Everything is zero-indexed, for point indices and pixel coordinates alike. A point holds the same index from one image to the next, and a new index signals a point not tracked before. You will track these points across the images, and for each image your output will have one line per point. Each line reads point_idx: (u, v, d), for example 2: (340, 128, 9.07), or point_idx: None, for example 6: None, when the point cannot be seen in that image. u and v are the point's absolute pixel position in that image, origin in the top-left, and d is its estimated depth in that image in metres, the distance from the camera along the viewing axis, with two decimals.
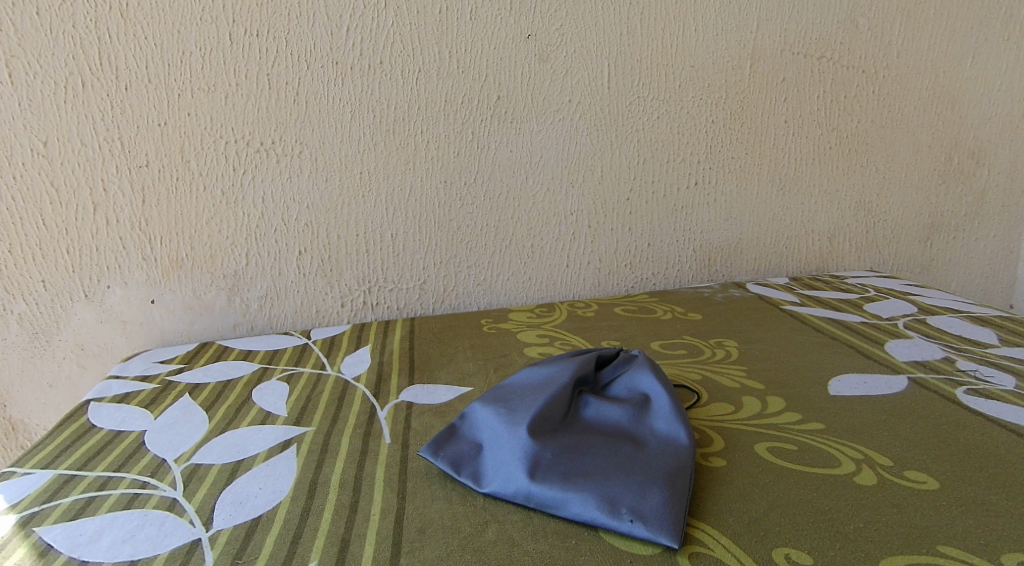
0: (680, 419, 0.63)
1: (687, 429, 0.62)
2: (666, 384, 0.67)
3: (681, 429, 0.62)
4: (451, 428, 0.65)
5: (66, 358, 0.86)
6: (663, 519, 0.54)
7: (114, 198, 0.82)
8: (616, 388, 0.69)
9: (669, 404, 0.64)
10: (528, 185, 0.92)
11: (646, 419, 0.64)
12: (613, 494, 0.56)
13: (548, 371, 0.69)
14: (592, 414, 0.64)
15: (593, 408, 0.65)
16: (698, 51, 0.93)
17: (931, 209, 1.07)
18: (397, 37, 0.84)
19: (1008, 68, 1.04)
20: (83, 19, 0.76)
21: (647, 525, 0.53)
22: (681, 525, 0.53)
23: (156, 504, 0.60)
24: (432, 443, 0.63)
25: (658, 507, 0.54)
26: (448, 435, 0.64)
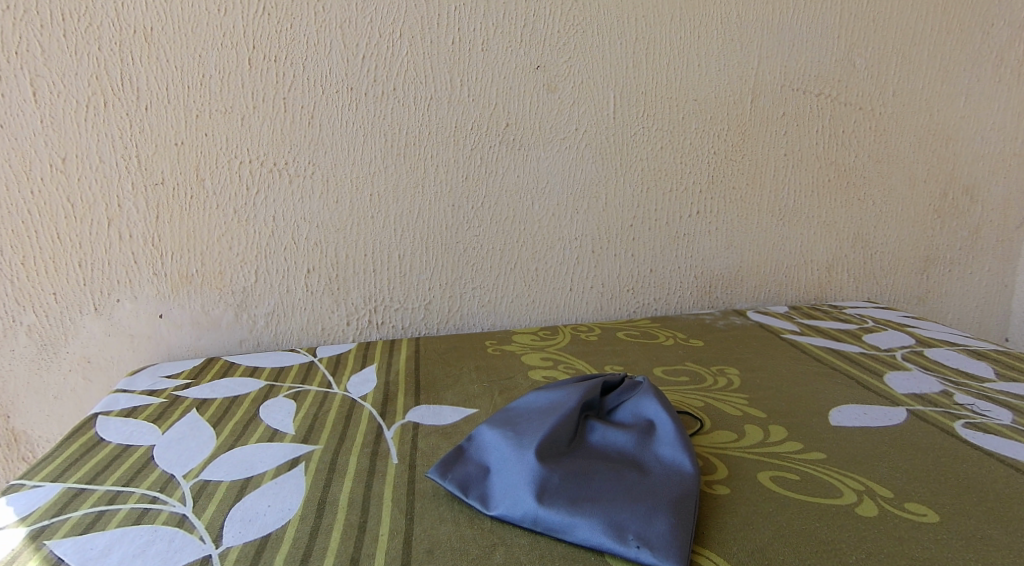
0: (685, 446, 0.64)
1: (691, 457, 0.63)
2: (671, 410, 0.68)
3: (685, 456, 0.63)
4: (458, 449, 0.66)
5: (73, 370, 0.86)
6: (668, 547, 0.55)
7: (129, 214, 0.83)
8: (621, 413, 0.70)
9: (673, 430, 0.65)
10: (535, 210, 0.94)
11: (651, 446, 0.65)
12: (618, 520, 0.57)
13: (554, 395, 0.70)
14: (597, 439, 0.66)
15: (599, 433, 0.66)
16: (702, 86, 0.95)
17: (927, 242, 1.09)
18: (410, 65, 0.86)
19: (1001, 109, 1.07)
20: (108, 42, 0.78)
21: (653, 551, 0.55)
22: (687, 552, 0.55)
23: (166, 520, 0.61)
24: (440, 465, 0.64)
25: (664, 533, 0.56)
26: (456, 457, 0.65)
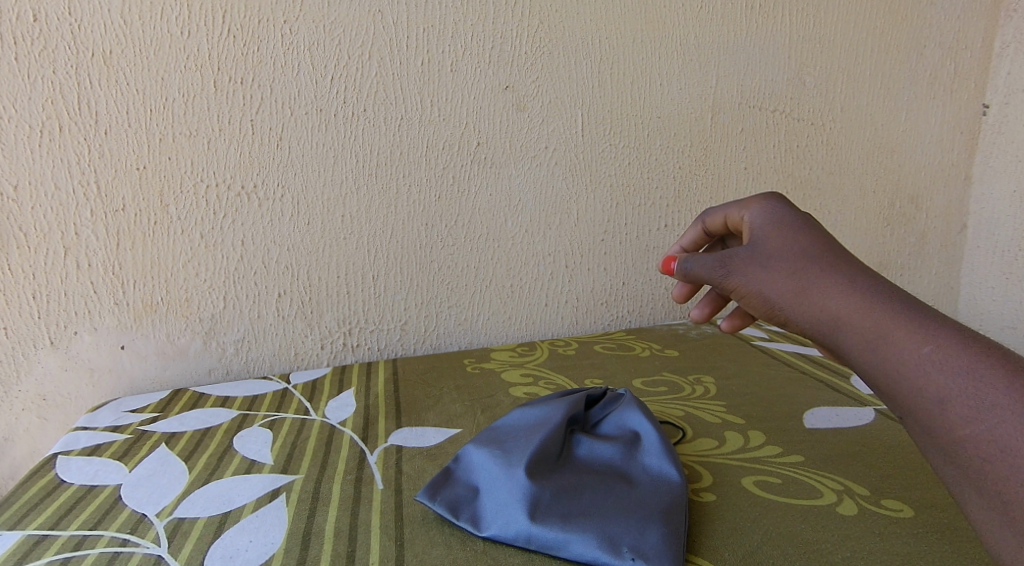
0: (670, 455, 0.65)
1: (676, 464, 0.64)
2: (655, 420, 0.69)
3: (672, 466, 0.63)
4: (446, 471, 0.65)
5: (26, 409, 0.82)
6: (663, 557, 0.55)
7: (87, 243, 0.79)
8: (606, 426, 0.70)
9: (658, 438, 0.66)
10: (508, 228, 0.94)
11: (638, 457, 0.65)
12: (611, 532, 0.57)
13: (539, 410, 0.70)
14: (586, 450, 0.66)
15: (586, 444, 0.66)
16: (664, 104, 0.98)
17: (880, 249, 1.15)
18: (381, 86, 0.85)
19: (937, 123, 1.14)
20: (64, 66, 0.75)
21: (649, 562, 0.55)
22: (681, 560, 0.55)
23: (140, 562, 0.58)
24: (428, 488, 0.63)
25: (659, 544, 0.56)
26: (443, 479, 0.64)
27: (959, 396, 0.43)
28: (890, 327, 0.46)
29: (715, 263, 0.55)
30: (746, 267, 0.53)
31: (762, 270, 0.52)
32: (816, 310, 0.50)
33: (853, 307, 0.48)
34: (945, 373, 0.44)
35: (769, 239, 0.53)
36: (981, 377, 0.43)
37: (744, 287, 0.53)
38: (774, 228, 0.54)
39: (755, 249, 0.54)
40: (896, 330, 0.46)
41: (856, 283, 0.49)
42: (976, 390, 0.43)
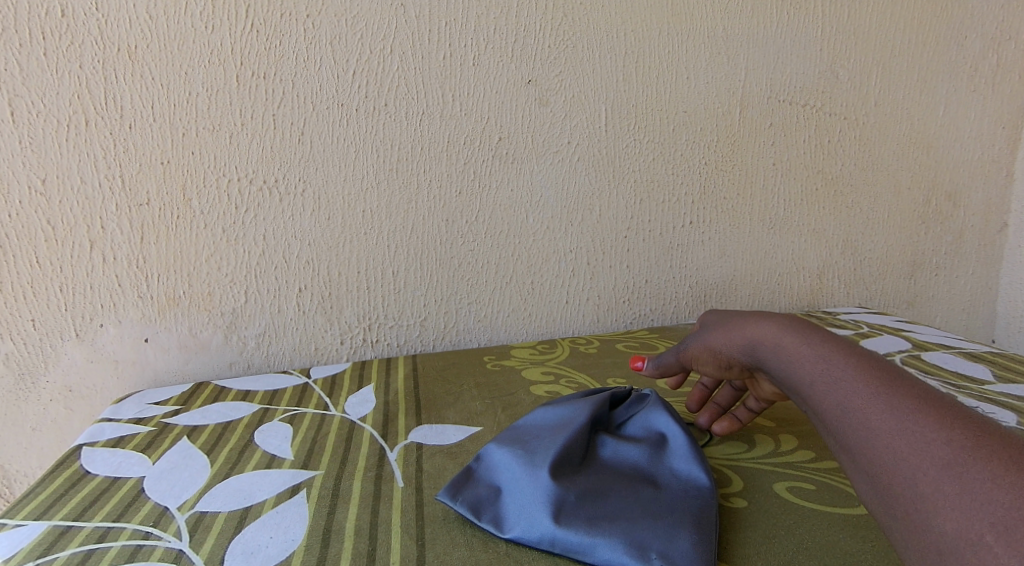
0: (698, 459, 0.63)
1: (704, 464, 0.63)
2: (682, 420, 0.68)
3: (700, 469, 0.62)
4: (467, 471, 0.64)
5: (53, 400, 0.82)
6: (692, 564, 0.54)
7: (112, 236, 0.79)
8: (631, 427, 0.69)
9: (685, 438, 0.65)
10: (530, 224, 0.93)
11: (664, 459, 0.64)
12: (635, 534, 0.56)
13: (563, 409, 0.69)
14: (610, 450, 0.65)
15: (611, 444, 0.65)
16: (691, 98, 0.96)
17: (913, 248, 1.13)
18: (402, 81, 0.84)
19: (975, 118, 1.10)
20: (89, 60, 0.75)
21: None
22: None
23: (162, 556, 0.58)
24: (450, 488, 0.62)
25: (687, 550, 0.55)
26: (465, 479, 0.63)
27: (817, 374, 0.53)
28: (782, 338, 0.58)
29: (677, 345, 0.70)
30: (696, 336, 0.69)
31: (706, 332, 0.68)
32: (740, 341, 0.62)
33: (758, 332, 0.61)
34: (812, 362, 0.54)
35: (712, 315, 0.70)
36: (834, 359, 0.53)
37: (695, 352, 0.68)
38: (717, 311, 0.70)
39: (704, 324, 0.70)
40: (786, 337, 0.58)
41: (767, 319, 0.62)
42: (828, 370, 0.52)
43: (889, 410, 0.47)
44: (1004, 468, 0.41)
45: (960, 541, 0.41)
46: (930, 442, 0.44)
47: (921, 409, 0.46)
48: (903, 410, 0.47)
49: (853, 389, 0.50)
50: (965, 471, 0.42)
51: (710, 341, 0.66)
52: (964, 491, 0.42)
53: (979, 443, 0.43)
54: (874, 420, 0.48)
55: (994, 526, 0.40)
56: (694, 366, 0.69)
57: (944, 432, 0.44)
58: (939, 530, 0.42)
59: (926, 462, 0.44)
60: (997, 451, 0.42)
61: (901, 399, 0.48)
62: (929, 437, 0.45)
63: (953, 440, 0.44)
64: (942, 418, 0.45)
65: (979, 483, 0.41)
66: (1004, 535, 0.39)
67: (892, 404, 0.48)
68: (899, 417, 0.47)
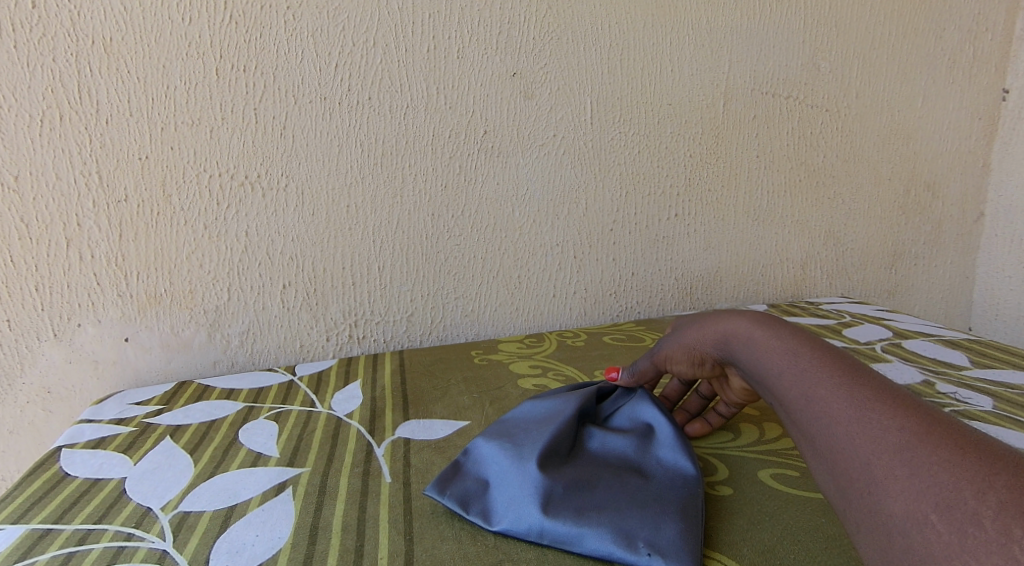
0: (685, 448, 0.63)
1: (689, 452, 0.63)
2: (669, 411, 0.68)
3: (687, 459, 0.62)
4: (455, 465, 0.64)
5: (31, 402, 0.81)
6: (680, 552, 0.54)
7: (90, 234, 0.78)
8: (618, 418, 0.69)
9: (671, 427, 0.65)
10: (515, 217, 0.93)
11: (652, 450, 0.64)
12: (622, 524, 0.56)
13: (550, 401, 0.69)
14: (598, 441, 0.65)
15: (598, 435, 0.65)
16: (675, 90, 0.96)
17: (894, 239, 1.14)
18: (386, 73, 0.84)
19: (953, 109, 1.12)
20: (64, 53, 0.74)
21: (666, 558, 0.53)
22: (697, 555, 0.54)
23: (146, 557, 0.57)
24: (437, 482, 0.61)
25: (675, 539, 0.55)
26: (452, 473, 0.63)
27: (785, 366, 0.54)
28: (754, 332, 0.59)
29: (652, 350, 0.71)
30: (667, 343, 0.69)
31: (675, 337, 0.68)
32: (714, 335, 0.63)
33: (730, 328, 0.62)
34: (782, 355, 0.55)
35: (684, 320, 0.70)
36: (802, 353, 0.54)
37: (668, 352, 0.68)
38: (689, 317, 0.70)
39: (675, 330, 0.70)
40: (758, 332, 0.59)
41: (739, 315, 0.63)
42: (797, 362, 0.53)
43: (851, 398, 0.48)
44: (951, 450, 0.42)
45: (907, 520, 0.41)
46: (885, 429, 0.45)
47: (880, 398, 0.47)
48: (862, 399, 0.48)
49: (817, 379, 0.51)
50: (915, 455, 0.43)
51: (683, 339, 0.67)
52: (913, 473, 0.42)
53: (929, 430, 0.44)
54: (835, 407, 0.48)
55: (938, 506, 0.40)
56: (667, 367, 0.69)
57: (899, 419, 0.45)
58: (888, 511, 0.42)
59: (880, 446, 0.44)
60: (946, 437, 0.43)
61: (862, 389, 0.48)
62: (884, 423, 0.45)
63: (905, 426, 0.45)
64: (896, 406, 0.46)
65: (928, 465, 0.42)
66: (947, 514, 0.40)
67: (853, 393, 0.48)
68: (858, 404, 0.47)
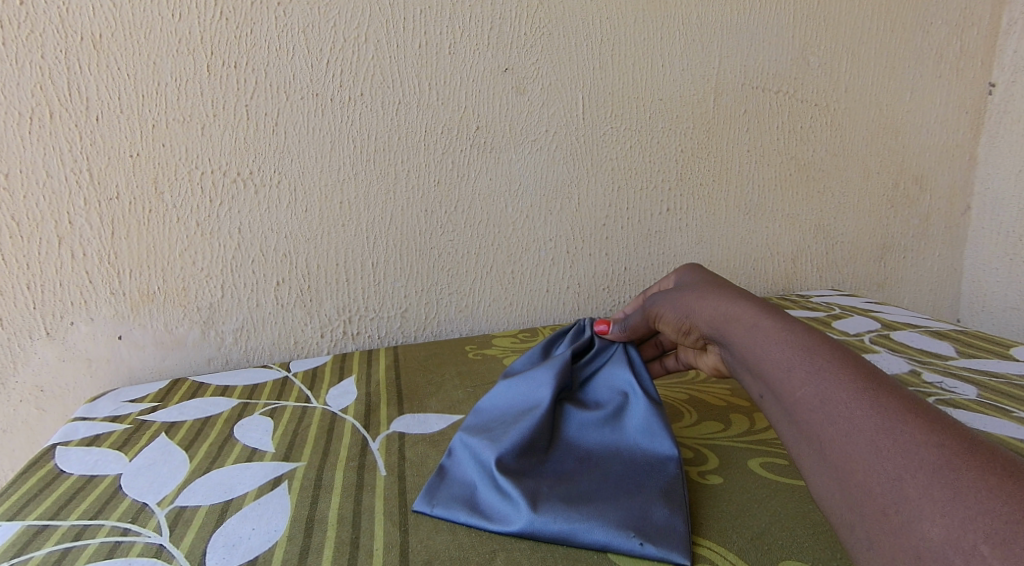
0: (662, 421, 0.64)
1: (666, 427, 0.64)
2: (646, 379, 0.68)
3: (666, 434, 0.63)
4: (440, 470, 0.62)
5: (24, 401, 0.81)
6: (670, 539, 0.54)
7: (81, 231, 0.78)
8: (595, 392, 0.69)
9: (648, 401, 0.65)
10: (508, 213, 0.93)
11: (631, 429, 0.64)
12: (609, 518, 0.56)
13: (528, 375, 0.69)
14: (579, 424, 0.65)
15: (579, 418, 0.65)
16: (666, 85, 0.97)
17: (884, 232, 1.15)
18: (377, 69, 0.84)
19: (940, 103, 1.13)
20: (52, 50, 0.74)
21: (657, 545, 0.54)
22: (687, 540, 0.55)
23: (142, 551, 0.57)
24: (424, 494, 0.60)
25: (664, 526, 0.55)
26: (438, 480, 0.61)
27: (799, 362, 0.52)
28: (761, 319, 0.58)
29: (645, 304, 0.72)
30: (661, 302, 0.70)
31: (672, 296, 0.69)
32: (712, 312, 0.62)
33: (734, 309, 0.61)
34: (794, 350, 0.53)
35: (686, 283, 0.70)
36: (819, 351, 0.52)
37: (661, 308, 0.69)
38: (692, 280, 0.70)
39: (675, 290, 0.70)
40: (765, 320, 0.57)
41: (741, 299, 0.62)
42: (812, 360, 0.52)
43: (876, 407, 0.47)
44: (998, 476, 0.42)
45: (946, 546, 0.41)
46: (920, 446, 0.44)
47: (910, 411, 0.46)
48: (891, 410, 0.47)
49: (836, 383, 0.49)
50: (959, 479, 0.42)
51: (680, 304, 0.66)
52: (956, 498, 0.42)
53: (970, 452, 0.43)
54: (859, 417, 0.47)
55: (989, 536, 0.40)
56: (656, 325, 0.70)
57: (935, 438, 0.45)
58: (924, 535, 0.42)
59: (915, 465, 0.44)
60: (987, 461, 0.43)
61: (887, 398, 0.48)
62: (920, 441, 0.45)
63: (943, 444, 0.44)
64: (930, 424, 0.45)
65: (974, 492, 0.42)
66: (999, 546, 0.40)
67: (881, 403, 0.47)
68: (887, 416, 0.46)
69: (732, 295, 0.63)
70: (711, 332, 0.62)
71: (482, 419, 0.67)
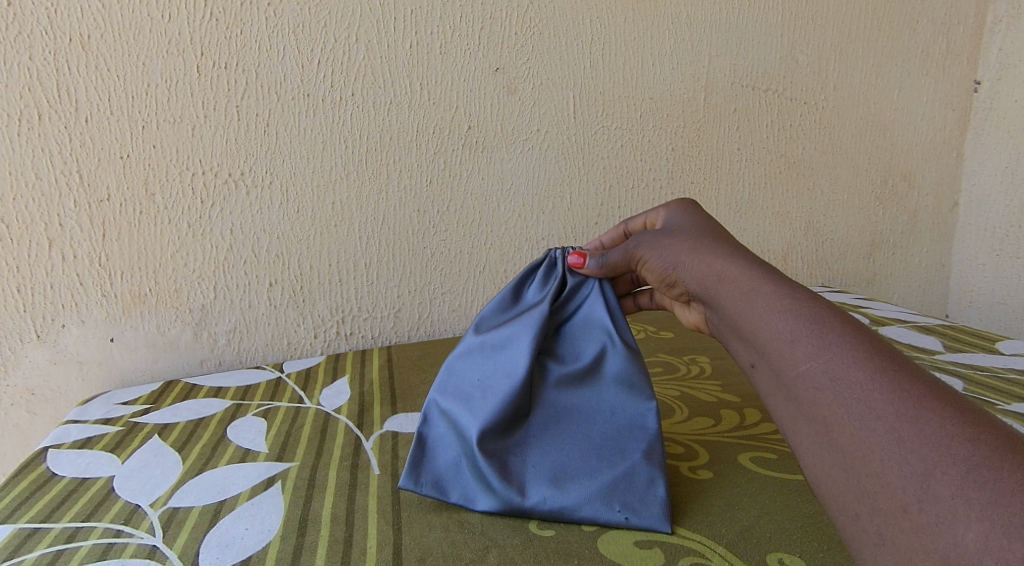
0: (640, 372, 0.62)
1: (646, 382, 0.62)
2: (625, 327, 0.65)
3: (645, 388, 0.61)
4: (420, 443, 0.61)
5: (15, 405, 0.81)
6: (653, 510, 0.56)
7: (72, 233, 0.78)
8: (571, 334, 0.65)
9: (627, 352, 0.63)
10: (500, 212, 0.94)
11: (611, 384, 0.62)
12: (594, 495, 0.57)
13: (504, 330, 0.63)
14: (557, 382, 0.62)
15: (558, 377, 0.62)
16: (656, 84, 0.98)
17: (873, 228, 1.16)
18: (368, 70, 0.85)
19: (928, 101, 1.14)
20: (41, 52, 0.73)
21: (640, 517, 0.56)
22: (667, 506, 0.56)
23: (134, 552, 0.56)
24: (407, 474, 0.60)
25: (646, 496, 0.57)
26: (420, 457, 0.61)
27: (800, 331, 0.46)
28: (761, 283, 0.51)
29: (629, 242, 0.66)
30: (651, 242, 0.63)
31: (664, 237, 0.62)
32: (706, 270, 0.56)
33: (732, 267, 0.54)
34: (799, 316, 0.47)
35: (679, 224, 0.63)
36: (828, 322, 0.46)
37: (647, 253, 0.63)
38: (682, 220, 0.65)
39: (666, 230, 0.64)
40: (765, 282, 0.51)
41: (739, 253, 0.56)
42: (819, 331, 0.46)
43: (895, 389, 0.42)
44: None
45: (984, 554, 0.36)
46: (953, 439, 0.39)
47: (938, 398, 0.41)
48: (916, 396, 0.41)
49: (847, 356, 0.44)
50: (1001, 481, 0.37)
51: (668, 253, 0.61)
52: (998, 503, 0.37)
53: (1010, 449, 0.38)
54: (878, 402, 0.42)
55: None
56: (640, 268, 0.65)
57: (970, 431, 0.39)
58: (957, 541, 0.37)
59: (947, 461, 0.39)
60: None
61: (910, 381, 0.42)
62: (953, 434, 0.39)
63: (981, 439, 0.39)
64: (965, 415, 0.40)
65: (1019, 496, 0.36)
66: None
67: (903, 386, 0.42)
68: (911, 402, 0.41)
69: (728, 250, 0.57)
70: (699, 291, 0.57)
71: (456, 378, 0.64)
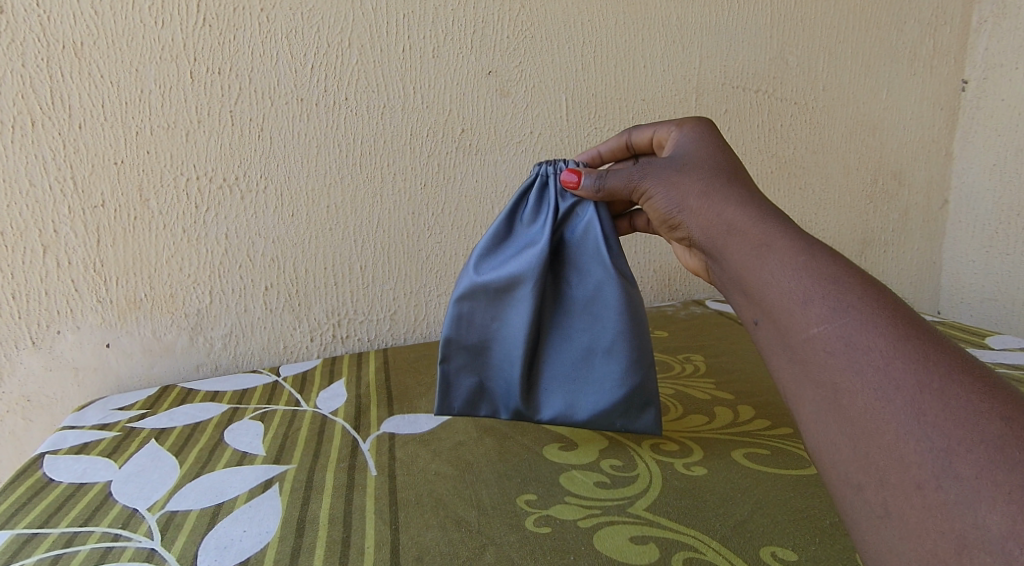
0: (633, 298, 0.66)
1: (639, 305, 0.67)
2: (618, 252, 0.67)
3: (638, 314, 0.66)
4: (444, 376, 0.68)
5: (11, 411, 0.81)
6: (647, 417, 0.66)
7: (66, 240, 0.78)
8: (569, 264, 0.68)
9: (621, 281, 0.66)
10: (494, 214, 0.95)
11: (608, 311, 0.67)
12: (603, 413, 0.66)
13: (507, 272, 0.67)
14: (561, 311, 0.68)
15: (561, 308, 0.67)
16: (647, 86, 0.98)
17: (864, 227, 1.17)
18: (361, 74, 0.85)
19: (916, 100, 1.16)
20: (34, 58, 0.74)
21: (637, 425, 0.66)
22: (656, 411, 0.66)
23: (133, 556, 0.57)
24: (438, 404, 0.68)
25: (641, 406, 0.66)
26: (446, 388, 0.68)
27: (809, 285, 0.48)
28: (774, 240, 0.51)
29: (632, 172, 0.64)
30: (659, 173, 0.62)
31: (672, 173, 0.62)
32: (715, 218, 0.57)
33: (744, 217, 0.55)
34: (814, 274, 0.48)
35: (688, 156, 0.62)
36: (848, 282, 0.47)
37: (652, 188, 0.63)
38: (693, 152, 0.63)
39: (675, 162, 0.63)
40: (778, 238, 0.51)
41: (751, 201, 0.56)
42: (837, 294, 0.46)
43: (917, 358, 0.42)
44: None
45: (1008, 539, 0.36)
46: (982, 416, 0.39)
47: (967, 375, 0.41)
48: (943, 371, 0.41)
49: (862, 321, 0.45)
50: None
51: (675, 195, 0.61)
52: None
53: None
54: (898, 370, 0.42)
55: None
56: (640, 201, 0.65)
57: (1000, 409, 0.39)
58: (978, 521, 0.37)
59: (975, 439, 0.39)
60: None
61: (936, 355, 0.42)
62: (981, 411, 0.39)
63: (1011, 418, 0.39)
64: (994, 396, 0.40)
65: None
66: None
67: (929, 358, 0.42)
68: (937, 375, 0.41)
69: (739, 196, 0.57)
70: (705, 240, 0.58)
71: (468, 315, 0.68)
